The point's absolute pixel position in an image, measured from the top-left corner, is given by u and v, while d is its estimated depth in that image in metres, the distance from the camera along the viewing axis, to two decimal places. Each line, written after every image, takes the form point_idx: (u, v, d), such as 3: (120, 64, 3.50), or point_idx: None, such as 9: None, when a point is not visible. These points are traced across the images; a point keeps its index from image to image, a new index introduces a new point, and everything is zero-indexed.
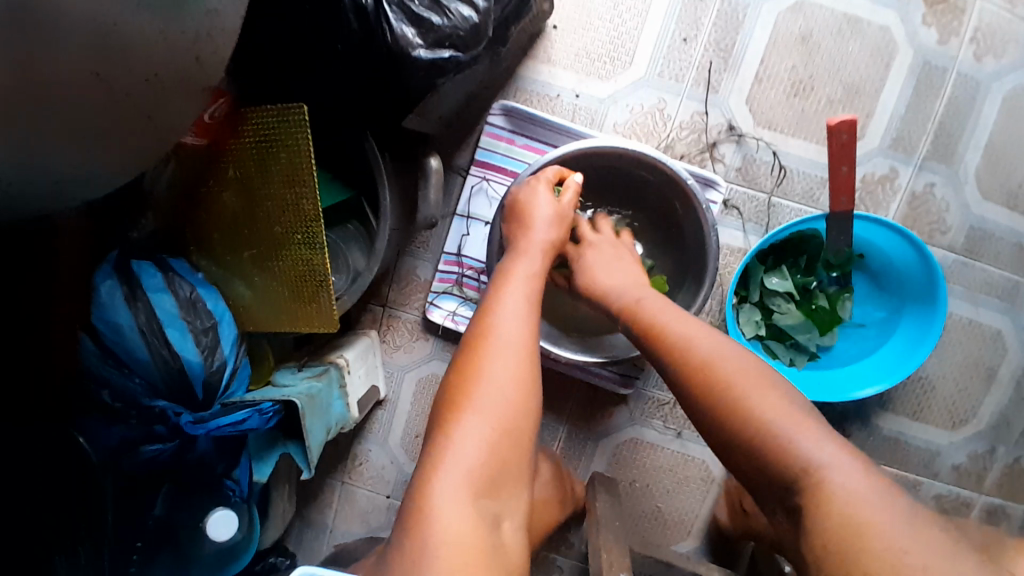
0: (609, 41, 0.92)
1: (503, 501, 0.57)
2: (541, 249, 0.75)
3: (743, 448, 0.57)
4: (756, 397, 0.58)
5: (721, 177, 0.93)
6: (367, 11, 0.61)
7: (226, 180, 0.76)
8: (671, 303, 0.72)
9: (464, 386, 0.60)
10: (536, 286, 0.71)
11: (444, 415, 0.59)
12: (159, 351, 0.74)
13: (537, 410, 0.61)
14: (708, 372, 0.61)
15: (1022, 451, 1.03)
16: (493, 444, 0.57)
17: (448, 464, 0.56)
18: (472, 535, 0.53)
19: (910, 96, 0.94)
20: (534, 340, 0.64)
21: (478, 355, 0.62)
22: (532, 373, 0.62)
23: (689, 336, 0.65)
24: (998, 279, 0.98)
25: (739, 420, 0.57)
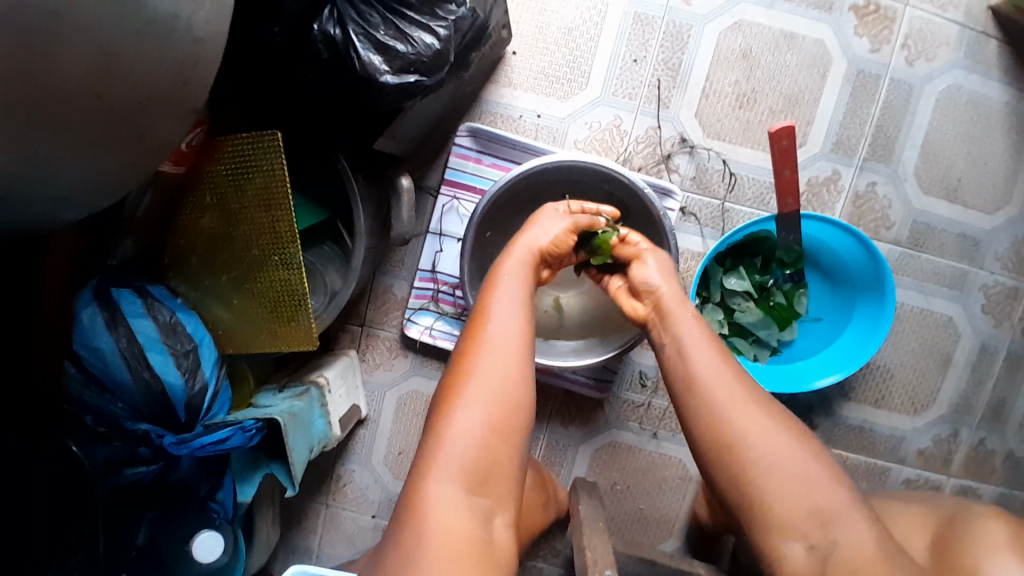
0: (566, 63, 0.98)
1: (493, 495, 0.58)
2: (539, 251, 0.73)
3: (760, 470, 0.61)
4: (762, 432, 0.62)
5: (677, 186, 0.99)
6: (336, 42, 0.65)
7: (203, 207, 0.79)
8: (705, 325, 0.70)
9: (454, 388, 0.60)
10: (527, 285, 0.69)
11: (437, 412, 0.60)
12: (139, 373, 0.76)
13: (528, 408, 0.61)
14: (705, 393, 0.64)
15: (985, 433, 1.08)
16: (486, 439, 0.58)
17: (441, 463, 0.57)
18: (463, 529, 0.56)
19: (848, 103, 1.01)
20: (526, 339, 0.63)
21: (470, 356, 0.62)
22: (522, 371, 0.62)
23: (700, 355, 0.66)
24: (944, 268, 1.04)
25: (753, 446, 0.61)
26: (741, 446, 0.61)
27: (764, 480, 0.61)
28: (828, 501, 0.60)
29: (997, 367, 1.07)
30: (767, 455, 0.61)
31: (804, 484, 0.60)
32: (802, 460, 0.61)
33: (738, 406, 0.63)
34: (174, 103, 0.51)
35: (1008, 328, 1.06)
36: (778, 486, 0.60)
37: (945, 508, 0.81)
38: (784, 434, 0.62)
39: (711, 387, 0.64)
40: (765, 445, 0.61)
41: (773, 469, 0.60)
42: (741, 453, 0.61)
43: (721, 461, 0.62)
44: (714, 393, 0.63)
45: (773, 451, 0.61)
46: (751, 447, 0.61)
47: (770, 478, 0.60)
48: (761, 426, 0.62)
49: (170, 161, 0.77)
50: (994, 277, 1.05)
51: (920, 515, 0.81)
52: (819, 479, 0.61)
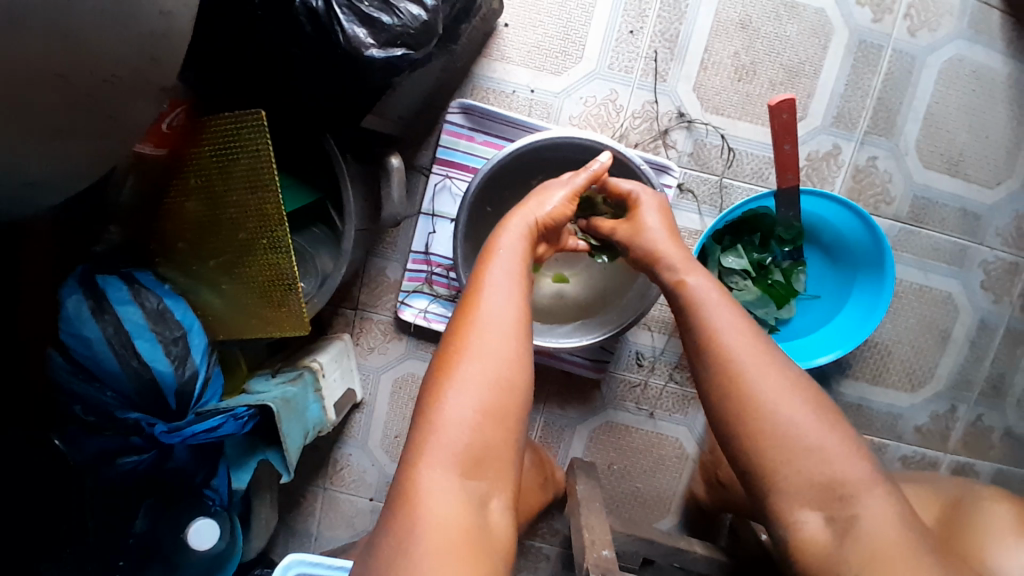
0: (559, 36, 0.95)
1: (489, 479, 0.57)
2: (540, 222, 0.73)
3: (780, 442, 0.57)
4: (785, 409, 0.58)
5: (675, 162, 0.97)
6: (318, 14, 0.62)
7: (188, 190, 0.76)
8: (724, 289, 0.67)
9: (447, 369, 0.59)
10: (523, 260, 0.68)
11: (430, 395, 0.59)
12: (128, 361, 0.75)
13: (526, 389, 0.60)
14: (724, 368, 0.61)
15: (983, 409, 1.07)
16: (479, 422, 0.57)
17: (434, 446, 0.56)
18: (459, 517, 0.54)
19: (849, 75, 0.98)
20: (521, 318, 0.62)
21: (462, 333, 0.60)
22: (518, 350, 0.60)
23: (720, 318, 0.63)
24: (945, 244, 1.03)
25: (767, 423, 0.58)
26: (753, 419, 0.58)
27: (778, 455, 0.57)
28: (843, 474, 0.56)
29: (996, 343, 1.06)
30: (786, 429, 0.57)
31: (816, 460, 0.57)
32: (824, 436, 0.57)
33: (761, 376, 0.59)
34: (145, 82, 0.49)
35: (1008, 304, 1.05)
36: (788, 462, 0.57)
37: (946, 491, 0.81)
38: (806, 407, 0.58)
39: (732, 357, 0.61)
40: (784, 417, 0.58)
41: (790, 440, 0.57)
42: (758, 425, 0.58)
43: (726, 437, 0.61)
44: (736, 370, 0.60)
45: (794, 423, 0.57)
46: (763, 419, 0.58)
47: (784, 452, 0.57)
48: (781, 397, 0.58)
49: (150, 143, 0.74)
50: (995, 253, 1.04)
51: (920, 496, 0.80)
52: (840, 451, 0.57)
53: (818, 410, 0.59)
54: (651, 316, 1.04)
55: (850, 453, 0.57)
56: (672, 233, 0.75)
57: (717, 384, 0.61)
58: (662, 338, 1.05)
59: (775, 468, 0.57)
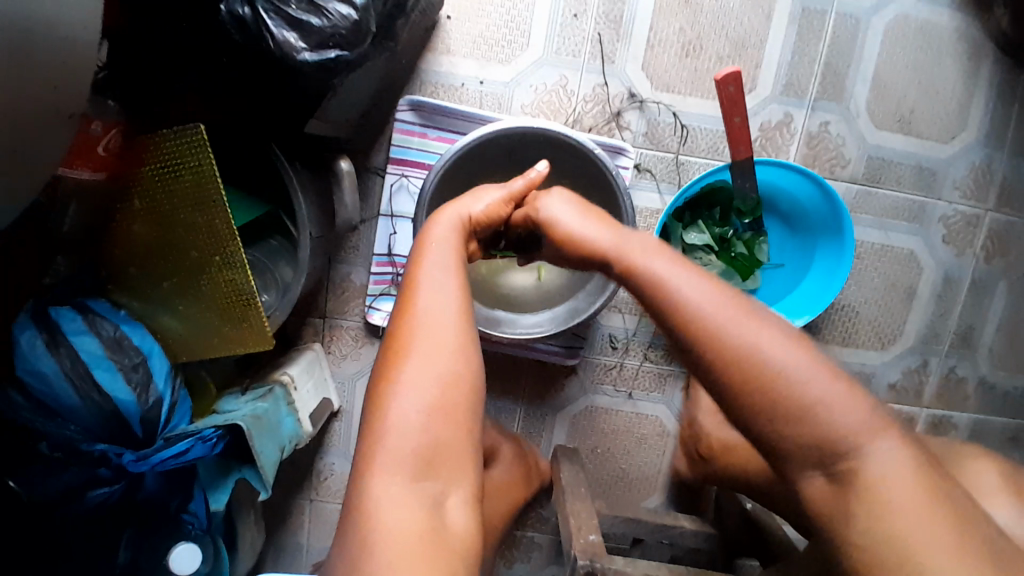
0: (503, 25, 0.94)
1: (444, 478, 0.57)
2: (470, 217, 0.71)
3: (772, 397, 0.49)
4: (779, 356, 0.49)
5: (630, 143, 0.96)
6: (245, 23, 0.60)
7: (132, 213, 0.74)
8: (684, 260, 0.56)
9: (388, 373, 0.59)
10: (460, 253, 0.66)
11: (376, 400, 0.58)
12: (87, 393, 0.73)
13: (478, 379, 0.60)
14: (707, 335, 0.51)
15: (954, 360, 1.09)
16: (428, 422, 0.57)
17: (381, 455, 0.56)
18: (415, 520, 0.54)
19: (796, 42, 0.98)
20: (459, 314, 0.61)
21: (402, 335, 0.60)
22: (458, 346, 0.60)
23: (683, 286, 0.53)
24: (902, 202, 1.04)
25: (756, 379, 0.49)
26: (729, 371, 0.50)
27: (773, 411, 0.49)
28: (842, 424, 0.48)
29: (962, 295, 1.08)
30: (780, 383, 0.48)
31: (811, 415, 0.48)
32: (816, 375, 0.49)
33: (741, 325, 0.50)
34: None
35: (971, 257, 1.07)
36: (782, 416, 0.48)
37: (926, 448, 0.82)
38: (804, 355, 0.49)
39: (707, 312, 0.51)
40: (773, 363, 0.49)
41: (787, 397, 0.48)
42: (745, 376, 0.49)
43: None
44: (719, 329, 0.51)
45: (789, 374, 0.49)
46: (747, 368, 0.49)
47: (772, 402, 0.48)
48: (764, 346, 0.49)
49: (87, 167, 0.72)
50: (954, 207, 1.05)
51: None
52: (845, 404, 0.48)
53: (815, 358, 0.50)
54: (621, 298, 1.04)
55: (853, 404, 0.49)
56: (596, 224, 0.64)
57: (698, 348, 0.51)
58: (634, 319, 1.05)
59: (771, 423, 0.49)
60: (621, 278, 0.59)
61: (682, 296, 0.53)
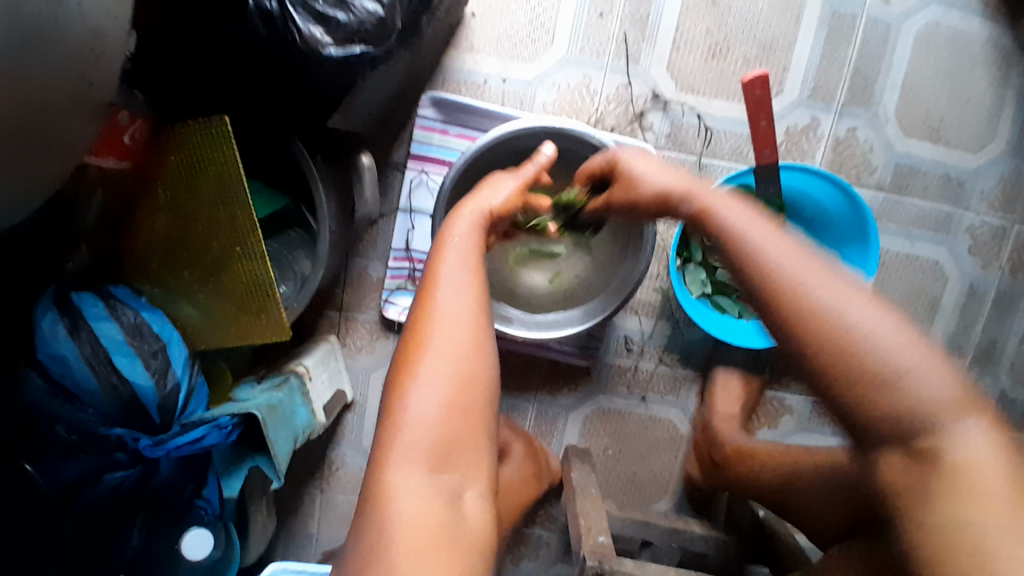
0: (528, 22, 0.94)
1: (460, 475, 0.57)
2: (489, 214, 0.70)
3: (850, 358, 0.48)
4: (863, 317, 0.49)
5: (652, 145, 0.96)
6: (273, 16, 0.61)
7: (156, 202, 0.76)
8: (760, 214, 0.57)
9: (408, 367, 0.59)
10: (478, 248, 0.66)
11: (393, 395, 0.58)
12: (107, 378, 0.74)
13: (490, 374, 0.60)
14: (786, 286, 0.51)
15: (976, 375, 1.07)
16: (444, 417, 0.57)
17: (399, 447, 0.57)
18: (431, 516, 0.54)
19: (824, 46, 0.97)
20: (479, 309, 0.61)
21: (420, 329, 0.60)
22: (477, 341, 0.60)
23: (770, 245, 0.53)
24: (929, 212, 1.02)
25: (834, 343, 0.49)
26: (817, 335, 0.49)
27: (853, 376, 0.48)
28: (934, 394, 0.47)
29: (986, 309, 1.05)
30: (862, 346, 0.48)
31: (890, 380, 0.47)
32: (910, 351, 0.48)
33: (833, 290, 0.50)
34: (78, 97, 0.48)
35: (997, 269, 1.04)
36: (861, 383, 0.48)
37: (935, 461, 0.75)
38: (889, 316, 0.49)
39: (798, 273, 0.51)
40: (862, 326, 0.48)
41: (865, 358, 0.48)
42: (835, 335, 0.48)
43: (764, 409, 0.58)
44: (795, 283, 0.51)
45: (869, 334, 0.48)
46: (825, 328, 0.49)
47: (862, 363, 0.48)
48: (853, 306, 0.49)
49: (111, 155, 0.74)
50: (981, 218, 1.03)
51: None
52: (929, 365, 0.47)
53: (897, 319, 0.49)
54: (637, 300, 1.04)
55: (938, 366, 0.48)
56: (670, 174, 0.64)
57: (778, 309, 0.51)
58: (650, 322, 1.04)
59: (852, 388, 0.48)
60: (697, 220, 0.59)
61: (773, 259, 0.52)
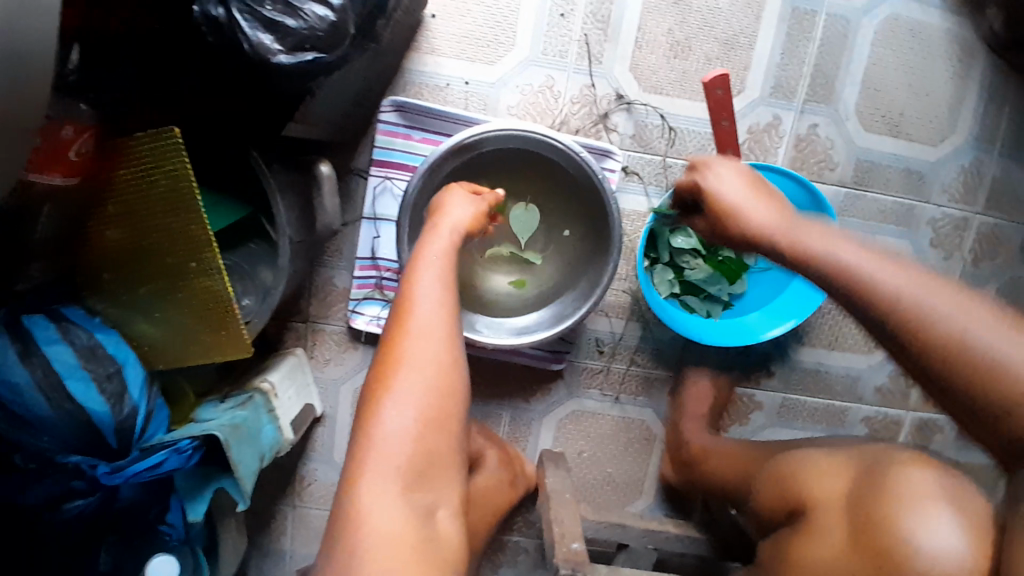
0: (489, 24, 0.92)
1: (434, 491, 0.59)
2: (463, 233, 0.72)
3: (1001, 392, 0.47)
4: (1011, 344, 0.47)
5: (617, 146, 0.95)
6: (220, 23, 0.58)
7: (107, 217, 0.72)
8: (853, 238, 0.56)
9: (383, 381, 0.59)
10: (452, 264, 0.68)
11: (366, 410, 0.58)
12: (61, 405, 0.70)
13: (462, 390, 0.62)
14: (914, 322, 0.50)
15: None
16: (419, 433, 0.58)
17: (374, 462, 0.56)
18: (405, 529, 0.55)
19: (785, 43, 0.97)
20: (454, 323, 0.63)
21: (397, 343, 0.60)
22: (452, 355, 0.62)
23: (886, 276, 0.52)
24: (890, 206, 1.04)
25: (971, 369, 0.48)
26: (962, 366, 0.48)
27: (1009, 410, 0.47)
28: None
29: None
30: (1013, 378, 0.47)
31: None
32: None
33: (958, 311, 0.49)
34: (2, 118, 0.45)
35: (958, 260, 1.06)
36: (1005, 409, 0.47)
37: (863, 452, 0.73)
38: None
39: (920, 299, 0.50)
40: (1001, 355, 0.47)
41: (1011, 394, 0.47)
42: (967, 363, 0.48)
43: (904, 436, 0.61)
44: (929, 307, 0.50)
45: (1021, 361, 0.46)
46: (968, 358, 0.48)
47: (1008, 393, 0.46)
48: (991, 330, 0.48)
49: (58, 174, 0.66)
50: (942, 210, 1.05)
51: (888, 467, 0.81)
52: None
53: None
54: (607, 302, 1.03)
55: None
56: (754, 188, 0.66)
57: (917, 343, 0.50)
58: (621, 323, 1.04)
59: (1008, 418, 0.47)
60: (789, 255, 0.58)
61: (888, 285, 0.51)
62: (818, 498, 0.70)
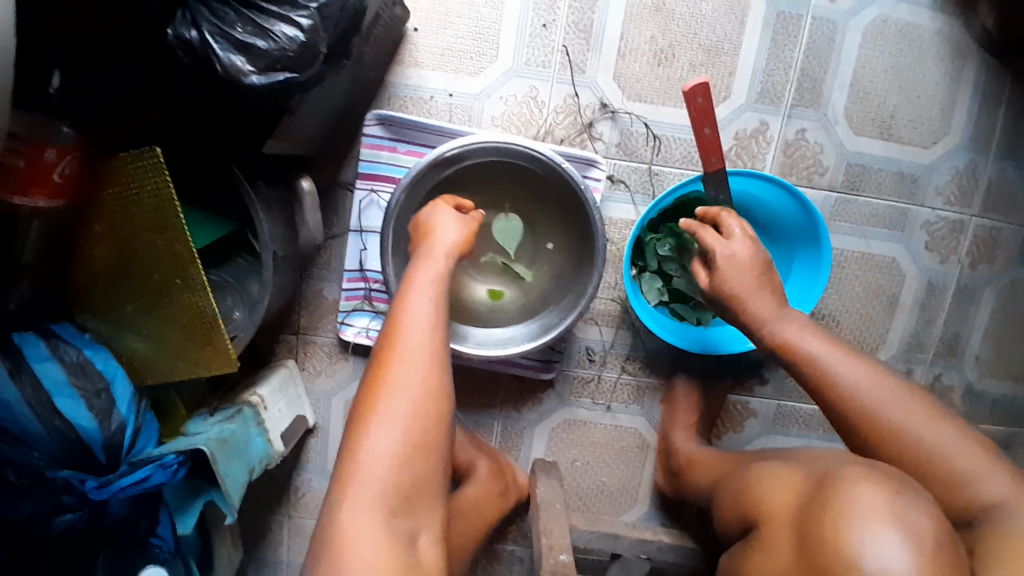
0: (471, 36, 0.93)
1: (417, 516, 0.60)
2: (453, 254, 0.74)
3: (911, 459, 0.69)
4: (918, 424, 0.69)
5: (602, 155, 0.95)
6: (194, 46, 0.59)
7: (93, 235, 0.73)
8: (823, 334, 0.75)
9: (371, 404, 0.60)
10: (442, 285, 0.69)
11: (353, 433, 0.60)
12: (50, 422, 0.71)
13: (448, 415, 0.62)
14: (865, 404, 0.70)
15: (941, 369, 1.07)
16: (403, 457, 0.59)
17: (360, 484, 0.57)
18: (387, 554, 0.56)
19: (770, 48, 0.96)
20: (441, 346, 0.64)
21: (386, 367, 0.62)
22: (439, 380, 0.63)
23: (847, 373, 0.71)
24: (883, 210, 1.02)
25: (902, 443, 0.69)
26: (896, 441, 0.70)
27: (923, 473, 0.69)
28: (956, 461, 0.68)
29: (946, 304, 1.06)
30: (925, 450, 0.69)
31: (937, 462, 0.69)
32: (957, 449, 0.69)
33: (889, 400, 0.70)
34: None
35: (955, 264, 1.05)
36: (931, 478, 0.69)
37: (815, 466, 0.73)
38: (926, 412, 0.70)
39: (872, 393, 0.70)
40: (930, 440, 0.69)
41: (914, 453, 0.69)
42: (900, 444, 0.70)
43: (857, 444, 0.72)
44: (873, 398, 0.70)
45: (926, 436, 0.69)
46: (898, 434, 0.70)
47: (934, 468, 0.68)
48: (907, 413, 0.70)
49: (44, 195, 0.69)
50: (937, 214, 1.03)
51: None
52: (939, 434, 0.70)
53: (930, 411, 0.71)
54: (597, 310, 1.03)
55: (944, 431, 0.70)
56: (751, 264, 0.80)
57: (860, 425, 0.71)
58: (611, 332, 1.04)
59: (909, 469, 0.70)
60: (775, 350, 0.76)
61: (851, 383, 0.71)
62: (772, 511, 0.71)
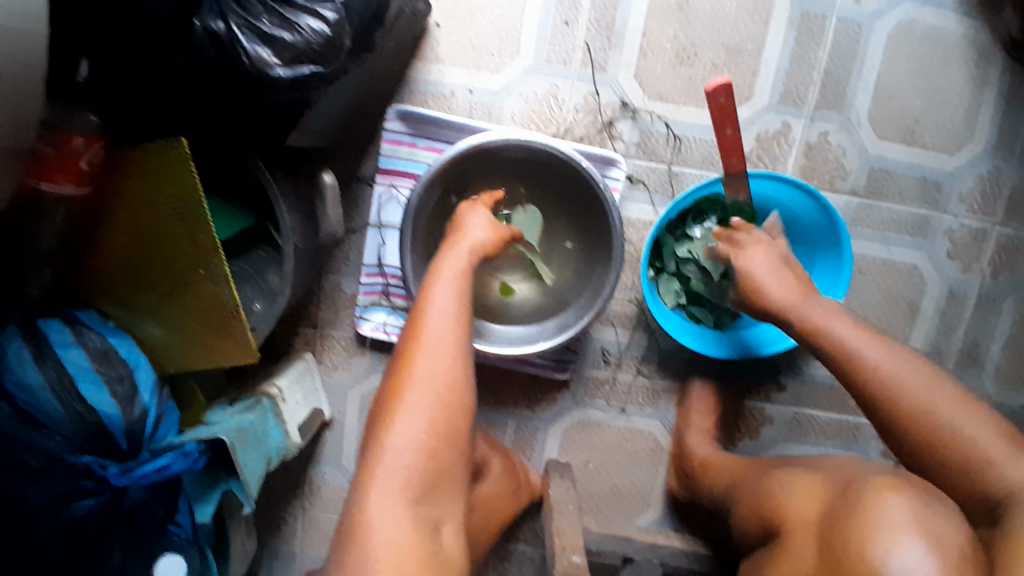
0: (493, 33, 0.93)
1: (440, 505, 0.60)
2: (482, 248, 0.73)
3: (937, 446, 0.67)
4: (946, 407, 0.67)
5: (622, 154, 0.95)
6: (221, 38, 0.60)
7: (117, 225, 0.75)
8: (849, 318, 0.74)
9: (397, 395, 0.61)
10: (468, 279, 0.69)
11: (379, 423, 0.60)
12: (71, 404, 0.73)
13: (473, 408, 0.62)
14: (889, 385, 0.69)
15: (962, 377, 1.05)
16: (427, 448, 0.59)
17: (382, 472, 0.58)
18: (410, 542, 0.56)
19: (793, 48, 0.96)
20: (466, 340, 0.64)
21: (412, 358, 0.62)
22: (464, 373, 0.63)
23: (872, 353, 0.70)
24: (905, 215, 1.01)
25: (931, 425, 0.67)
26: (922, 425, 0.67)
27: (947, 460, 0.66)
28: (983, 445, 0.65)
29: (968, 313, 1.04)
30: (954, 434, 0.66)
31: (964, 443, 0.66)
32: (987, 433, 0.66)
33: (915, 383, 0.68)
34: None
35: (978, 272, 1.03)
36: (959, 466, 0.66)
37: (838, 475, 0.72)
38: (954, 396, 0.68)
39: (898, 374, 0.69)
40: (957, 425, 0.66)
41: (943, 440, 0.66)
42: (930, 427, 0.67)
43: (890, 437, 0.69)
44: (901, 382, 0.68)
45: (953, 419, 0.66)
46: (923, 417, 0.67)
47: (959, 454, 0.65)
48: (934, 395, 0.67)
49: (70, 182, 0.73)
50: (960, 220, 1.02)
51: None
52: (970, 420, 0.66)
53: (961, 398, 0.68)
54: (613, 311, 1.03)
55: (977, 416, 0.67)
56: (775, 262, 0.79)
57: (883, 410, 0.69)
58: (627, 333, 1.03)
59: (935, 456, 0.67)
60: (802, 336, 0.75)
61: (876, 361, 0.70)
62: (794, 518, 0.71)
